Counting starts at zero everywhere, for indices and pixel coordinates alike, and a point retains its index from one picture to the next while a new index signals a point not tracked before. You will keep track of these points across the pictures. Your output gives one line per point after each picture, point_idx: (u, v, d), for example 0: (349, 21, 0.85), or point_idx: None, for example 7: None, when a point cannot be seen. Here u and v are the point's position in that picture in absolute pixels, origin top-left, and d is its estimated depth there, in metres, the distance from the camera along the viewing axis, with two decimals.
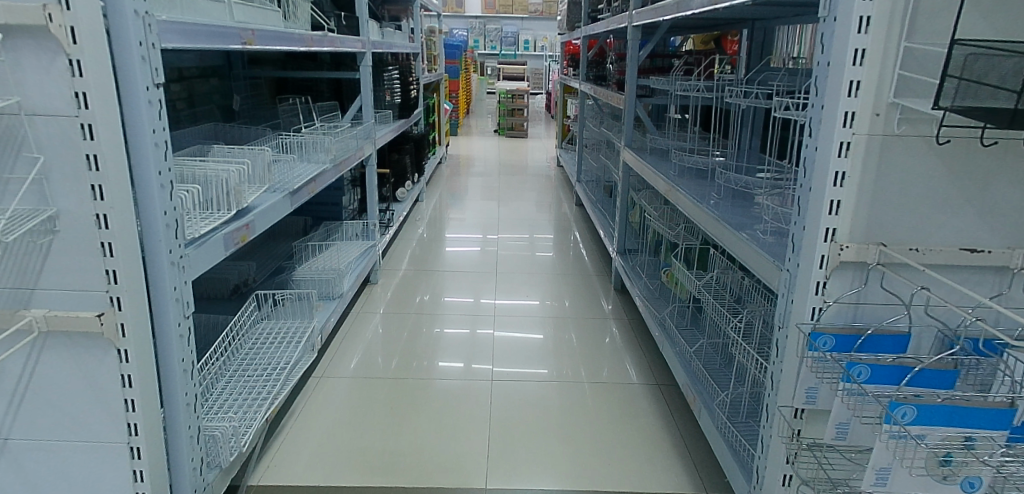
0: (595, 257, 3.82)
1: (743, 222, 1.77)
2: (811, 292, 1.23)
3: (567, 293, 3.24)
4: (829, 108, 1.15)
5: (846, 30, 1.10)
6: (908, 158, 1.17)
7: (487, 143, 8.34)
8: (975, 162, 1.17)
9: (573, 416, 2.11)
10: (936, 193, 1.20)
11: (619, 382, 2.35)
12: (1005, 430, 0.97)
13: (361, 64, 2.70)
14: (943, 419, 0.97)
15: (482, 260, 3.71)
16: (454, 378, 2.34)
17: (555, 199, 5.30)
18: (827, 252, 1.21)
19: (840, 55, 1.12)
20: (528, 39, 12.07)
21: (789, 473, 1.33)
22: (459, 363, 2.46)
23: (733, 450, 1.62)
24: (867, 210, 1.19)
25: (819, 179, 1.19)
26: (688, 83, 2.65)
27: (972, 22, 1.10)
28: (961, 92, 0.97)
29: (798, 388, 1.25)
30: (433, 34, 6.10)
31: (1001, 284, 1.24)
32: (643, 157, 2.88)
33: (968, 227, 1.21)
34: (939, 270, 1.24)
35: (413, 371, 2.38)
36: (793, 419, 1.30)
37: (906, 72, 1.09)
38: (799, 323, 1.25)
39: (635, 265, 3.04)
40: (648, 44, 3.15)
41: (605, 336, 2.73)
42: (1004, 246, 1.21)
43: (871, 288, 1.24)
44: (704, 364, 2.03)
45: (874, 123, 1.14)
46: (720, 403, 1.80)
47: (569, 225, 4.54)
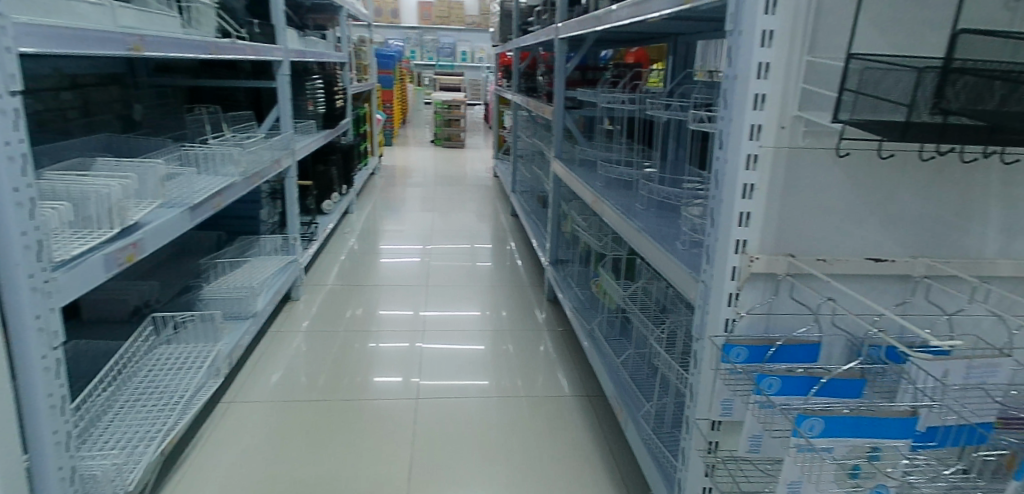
0: (531, 267, 3.81)
1: (665, 233, 1.78)
2: (724, 304, 1.23)
3: (503, 303, 3.21)
4: (736, 120, 1.15)
5: (749, 43, 1.10)
6: (814, 170, 1.19)
7: (424, 154, 8.27)
8: (876, 173, 1.21)
9: (499, 431, 2.07)
10: (843, 205, 1.22)
11: (551, 394, 2.33)
12: (909, 439, 0.98)
13: (279, 73, 2.60)
14: (847, 430, 0.97)
15: (415, 272, 3.64)
16: (391, 398, 2.26)
17: (492, 210, 5.27)
18: (738, 264, 1.21)
19: (746, 68, 1.12)
20: (465, 50, 12.11)
21: (707, 486, 1.33)
22: (396, 378, 2.40)
23: (657, 464, 1.61)
24: (777, 222, 1.21)
25: (728, 191, 1.19)
26: (614, 94, 2.67)
27: (868, 38, 1.12)
28: (860, 106, 0.97)
29: (713, 400, 1.26)
30: (363, 43, 6.03)
31: (904, 292, 1.29)
32: (572, 169, 2.88)
33: (873, 238, 1.25)
34: (848, 279, 1.27)
35: (344, 390, 2.29)
36: (709, 431, 1.29)
37: (808, 86, 1.10)
38: (712, 335, 1.25)
39: (567, 275, 3.04)
40: (575, 56, 3.17)
41: (539, 346, 2.72)
42: (906, 255, 1.26)
43: (783, 300, 1.24)
44: (630, 376, 2.03)
45: (779, 136, 1.15)
46: (645, 414, 1.79)
47: (505, 235, 4.52)
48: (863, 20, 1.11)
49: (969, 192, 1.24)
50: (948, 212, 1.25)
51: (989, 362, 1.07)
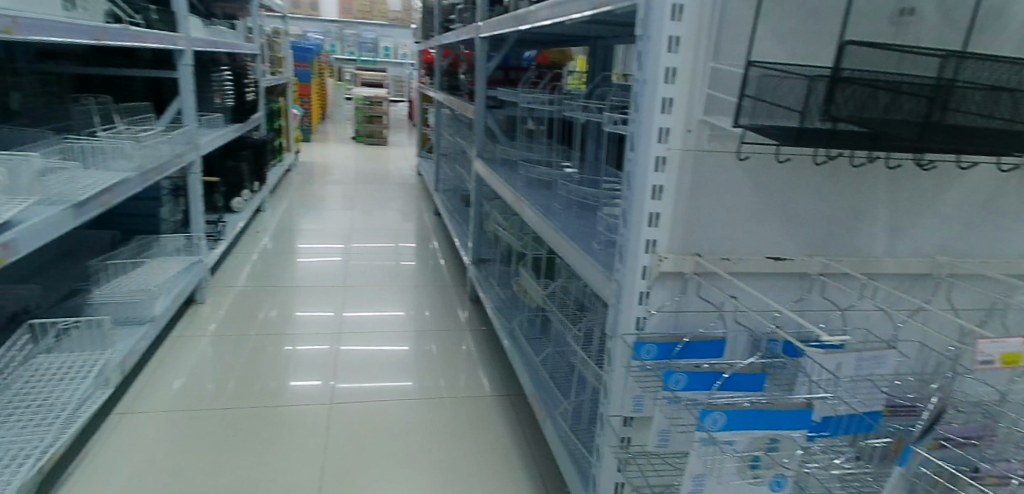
0: (454, 266, 3.79)
1: (582, 233, 1.81)
2: (635, 303, 1.25)
3: (427, 303, 3.17)
4: (646, 123, 1.17)
5: (657, 48, 1.12)
6: (719, 173, 1.23)
7: (346, 150, 8.08)
8: (776, 175, 1.26)
9: (416, 433, 2.04)
10: (747, 207, 1.27)
11: (471, 394, 2.31)
12: (804, 430, 1.01)
13: (180, 63, 2.46)
14: (745, 423, 1.00)
15: (333, 271, 3.54)
16: (310, 403, 2.18)
17: (415, 208, 5.20)
18: (649, 263, 1.23)
19: (654, 72, 1.14)
20: (389, 46, 11.93)
21: (620, 481, 1.34)
22: (314, 381, 2.32)
23: (574, 461, 1.62)
24: (685, 222, 1.24)
25: (639, 193, 1.21)
26: (534, 94, 2.69)
27: (768, 45, 1.17)
28: (759, 112, 1.01)
29: (625, 397, 1.29)
30: (279, 35, 5.83)
31: (802, 290, 1.36)
32: (493, 168, 2.87)
33: (774, 237, 1.30)
34: (752, 277, 1.32)
35: (258, 396, 2.20)
36: (622, 428, 1.31)
37: (712, 91, 1.14)
38: (623, 333, 1.27)
39: (488, 275, 3.03)
40: (497, 55, 3.17)
41: (461, 345, 2.70)
42: (803, 253, 1.33)
43: (690, 298, 1.28)
44: (550, 374, 2.04)
45: (686, 139, 1.18)
46: (563, 412, 1.80)
47: (428, 234, 4.47)
48: (763, 29, 1.16)
49: (859, 194, 1.32)
50: (841, 213, 1.33)
51: (877, 354, 1.14)
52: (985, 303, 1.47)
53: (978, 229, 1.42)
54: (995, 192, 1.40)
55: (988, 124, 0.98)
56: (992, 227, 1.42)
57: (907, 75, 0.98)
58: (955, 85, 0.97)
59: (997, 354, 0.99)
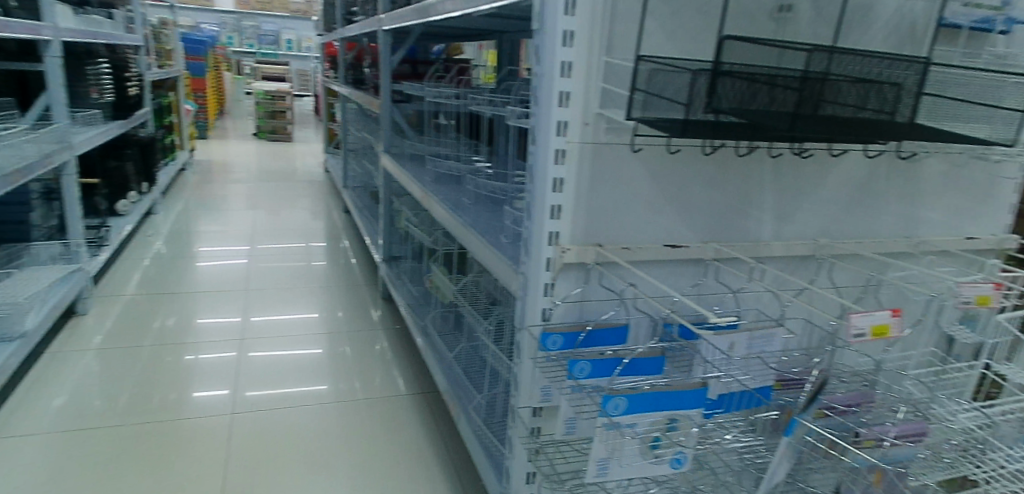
0: (366, 264, 3.70)
1: (489, 227, 1.81)
2: (541, 295, 1.27)
3: (338, 303, 3.09)
4: (545, 117, 1.18)
5: (552, 42, 1.14)
6: (617, 165, 1.26)
7: (247, 147, 7.73)
8: (671, 166, 1.31)
9: (327, 437, 1.99)
10: (644, 196, 1.31)
11: (385, 394, 2.27)
12: (700, 408, 1.05)
13: (47, 55, 2.27)
14: (646, 407, 1.02)
15: (235, 275, 3.38)
16: (214, 414, 2.08)
17: (324, 206, 5.06)
18: (552, 255, 1.25)
19: (550, 66, 1.15)
20: (291, 38, 11.53)
21: (531, 470, 1.35)
22: (218, 392, 2.22)
23: (488, 454, 1.62)
24: (586, 214, 1.27)
25: (540, 185, 1.22)
26: (439, 88, 2.66)
27: (659, 40, 1.21)
28: (649, 104, 1.02)
29: (533, 388, 1.30)
30: (166, 26, 5.50)
31: (699, 275, 1.43)
32: (401, 164, 2.83)
33: (671, 226, 1.36)
34: (651, 264, 1.37)
35: (155, 410, 2.08)
36: (532, 419, 1.33)
37: (607, 85, 1.16)
38: (530, 324, 1.28)
39: (400, 272, 2.98)
40: (401, 48, 3.12)
41: (375, 345, 2.65)
42: (699, 240, 1.39)
43: (593, 287, 1.31)
44: (463, 370, 2.02)
45: (584, 132, 1.20)
46: (476, 406, 1.79)
47: (338, 232, 4.35)
48: (652, 25, 1.20)
49: (747, 183, 1.40)
50: (731, 201, 1.40)
51: (766, 333, 1.20)
52: (861, 280, 1.60)
53: (854, 213, 1.54)
54: (867, 178, 1.51)
55: (855, 115, 1.06)
56: (865, 210, 1.54)
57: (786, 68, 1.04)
58: (827, 78, 1.04)
59: (868, 327, 1.07)
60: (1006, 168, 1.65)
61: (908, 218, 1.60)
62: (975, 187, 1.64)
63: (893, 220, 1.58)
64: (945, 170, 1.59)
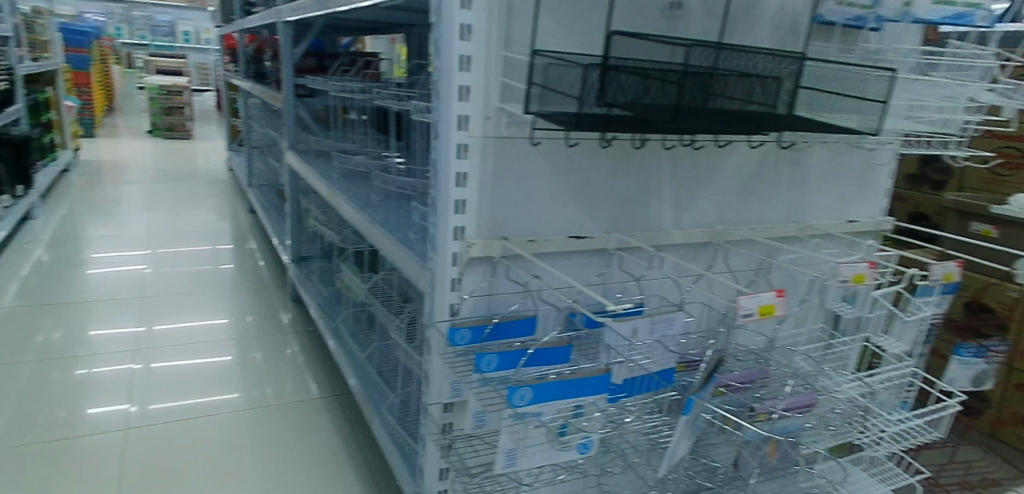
0: (274, 265, 3.57)
1: (397, 223, 1.78)
2: (448, 290, 1.26)
3: (245, 307, 2.96)
4: (445, 111, 1.17)
5: (450, 36, 1.13)
6: (520, 158, 1.27)
7: (142, 145, 7.28)
8: (572, 159, 1.34)
9: (234, 447, 1.92)
10: (547, 189, 1.33)
11: (296, 399, 2.21)
12: (604, 393, 1.08)
13: None
14: (552, 395, 1.03)
15: (130, 282, 3.18)
16: (108, 431, 1.96)
17: (228, 206, 4.83)
18: (458, 250, 1.25)
19: (448, 59, 1.14)
20: (188, 30, 11.12)
21: (444, 467, 1.36)
22: (113, 406, 2.08)
23: (402, 453, 1.60)
24: (490, 208, 1.27)
25: (443, 180, 1.21)
26: (344, 82, 2.59)
27: (556, 35, 1.23)
28: (547, 99, 1.05)
29: (443, 384, 1.30)
30: (42, 16, 5.09)
31: (604, 264, 1.47)
32: (306, 161, 2.74)
33: (575, 217, 1.39)
34: (557, 256, 1.39)
35: (41, 431, 1.93)
36: (442, 415, 1.32)
37: (506, 79, 1.17)
38: (438, 320, 1.27)
39: (310, 272, 2.90)
40: (303, 41, 3.02)
41: (286, 349, 2.56)
42: (602, 230, 1.43)
43: (500, 280, 1.32)
44: (376, 369, 1.99)
45: (486, 126, 1.20)
46: (390, 405, 1.77)
47: (244, 233, 4.17)
48: (549, 19, 1.21)
49: (647, 174, 1.45)
50: (631, 192, 1.44)
51: (667, 317, 1.24)
52: (754, 264, 1.69)
53: (746, 200, 1.62)
54: (758, 167, 1.60)
55: (741, 106, 1.12)
56: (757, 198, 1.63)
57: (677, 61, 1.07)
58: (715, 72, 1.09)
59: (755, 307, 1.14)
60: (880, 156, 1.79)
61: (796, 204, 1.71)
62: (853, 173, 1.77)
63: (781, 206, 1.68)
64: (827, 158, 1.70)
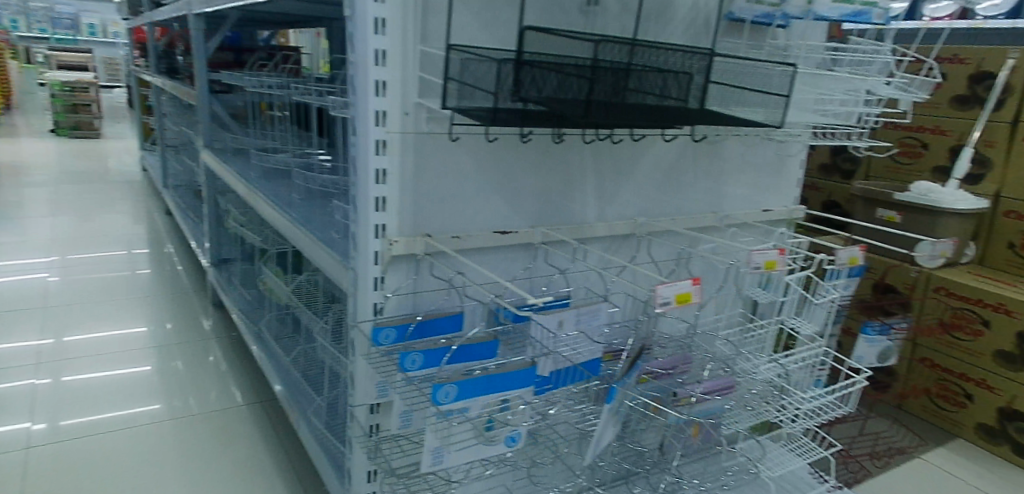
0: (194, 269, 3.42)
1: (319, 222, 1.74)
2: (371, 289, 1.24)
3: (162, 314, 2.83)
4: (361, 106, 1.15)
5: (364, 29, 1.10)
6: (440, 154, 1.26)
7: (44, 145, 6.83)
8: (494, 153, 1.34)
9: (151, 462, 1.83)
10: (470, 185, 1.33)
11: (219, 407, 2.12)
12: (530, 386, 1.09)
13: None
14: (476, 390, 1.04)
15: (33, 291, 2.98)
16: (10, 452, 1.83)
17: (143, 208, 4.60)
18: (380, 248, 1.23)
19: (363, 54, 1.12)
20: (94, 24, 10.86)
21: (372, 468, 1.34)
22: (16, 425, 1.95)
23: (330, 457, 1.57)
24: (412, 205, 1.26)
25: (362, 177, 1.19)
26: (261, 77, 2.51)
27: (474, 30, 1.23)
28: (464, 94, 1.06)
29: (368, 385, 1.28)
30: None
31: (530, 259, 1.48)
32: (223, 160, 2.64)
33: (500, 212, 1.39)
34: (483, 252, 1.39)
35: None
36: (369, 416, 1.30)
37: (424, 74, 1.16)
38: (361, 320, 1.26)
39: (231, 275, 2.79)
40: (217, 34, 2.90)
41: (208, 356, 2.47)
42: (527, 225, 1.44)
43: (424, 277, 1.31)
44: (302, 373, 1.94)
45: (405, 122, 1.19)
46: (316, 409, 1.73)
47: (160, 236, 3.98)
48: (466, 14, 1.21)
49: (569, 168, 1.47)
50: (555, 186, 1.46)
51: (592, 308, 1.27)
52: (675, 254, 1.74)
53: (667, 192, 1.66)
54: (678, 160, 1.65)
55: (656, 102, 1.15)
56: (677, 189, 1.68)
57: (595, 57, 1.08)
58: (631, 68, 1.11)
59: (672, 295, 1.17)
60: (791, 147, 1.87)
61: (714, 195, 1.77)
62: (766, 164, 1.84)
63: (700, 196, 1.74)
64: (743, 150, 1.77)
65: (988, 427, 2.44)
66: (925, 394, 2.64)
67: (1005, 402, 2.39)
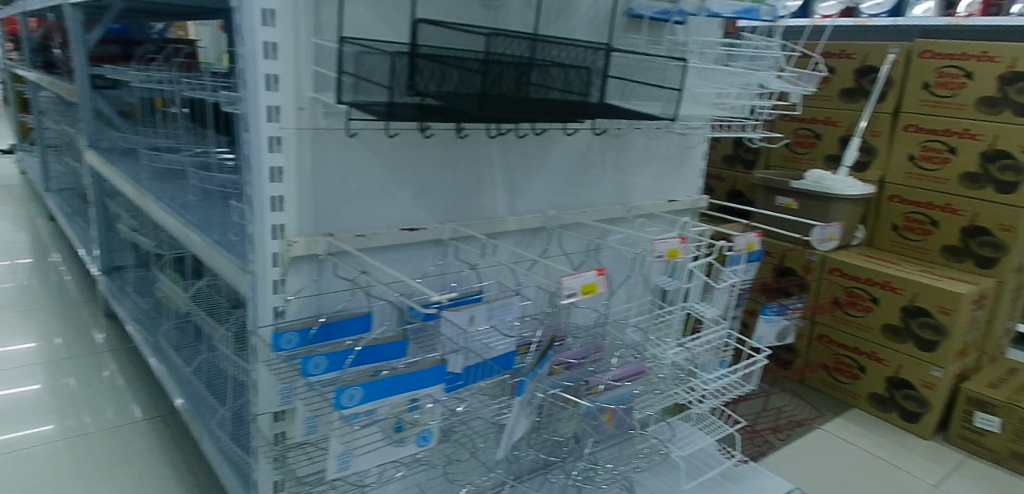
0: (83, 278, 3.18)
1: (217, 224, 1.66)
2: (271, 293, 1.20)
3: (47, 328, 2.62)
4: (252, 102, 1.10)
5: (251, 21, 1.05)
6: (340, 150, 1.23)
7: None
8: (399, 149, 1.31)
9: (35, 488, 1.69)
10: (373, 181, 1.30)
11: (114, 425, 1.99)
12: (440, 384, 1.08)
13: None
14: (382, 392, 1.02)
15: None
16: None
17: (22, 214, 4.24)
18: (278, 249, 1.18)
19: (251, 47, 1.07)
20: None
21: (280, 478, 1.29)
22: None
23: (235, 469, 1.50)
24: (312, 203, 1.21)
25: (256, 176, 1.14)
26: (149, 71, 2.36)
27: (371, 22, 1.20)
28: (360, 89, 1.03)
29: (271, 392, 1.24)
30: None
31: (440, 255, 1.47)
32: (110, 160, 2.47)
33: (406, 208, 1.37)
34: (390, 249, 1.37)
35: None
36: (273, 425, 1.26)
37: (319, 69, 1.13)
38: (261, 326, 1.20)
39: (125, 283, 2.62)
40: (99, 25, 2.71)
41: (101, 370, 2.30)
42: (436, 221, 1.43)
43: (328, 278, 1.27)
44: (205, 383, 1.84)
45: (300, 117, 1.14)
46: (221, 419, 1.65)
47: (43, 245, 3.68)
48: (363, 7, 1.18)
49: (478, 163, 1.46)
50: (464, 181, 1.45)
51: (503, 302, 1.28)
52: (585, 245, 1.77)
53: (576, 185, 1.69)
54: (586, 153, 1.68)
55: (560, 96, 1.17)
56: (586, 182, 1.71)
57: (500, 53, 1.08)
58: (534, 63, 1.12)
59: (578, 286, 1.19)
60: (693, 139, 1.95)
61: (622, 187, 1.81)
62: (671, 155, 1.91)
63: (609, 189, 1.78)
64: (647, 143, 1.82)
65: (880, 396, 2.63)
66: (822, 369, 2.82)
67: (893, 372, 2.59)
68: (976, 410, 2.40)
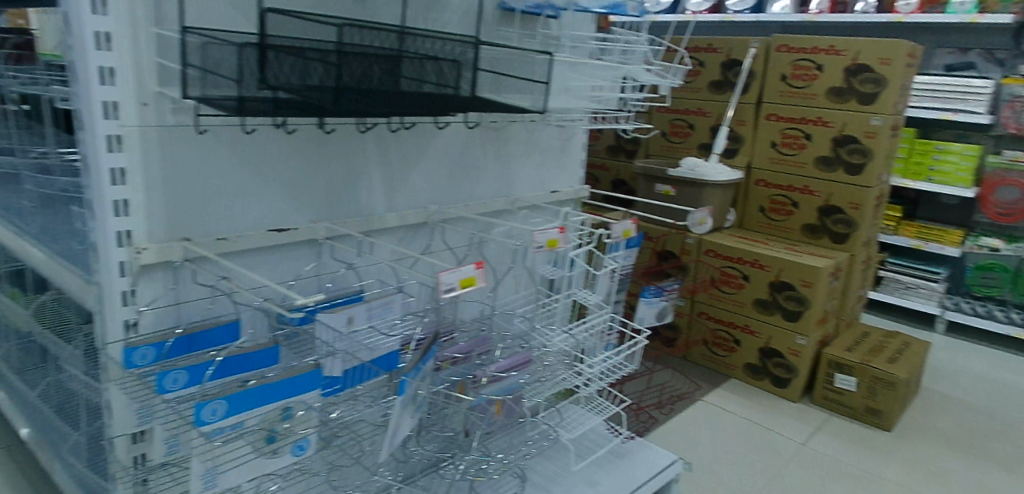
0: None
1: (58, 233, 1.51)
2: (118, 305, 1.11)
3: None
4: (84, 97, 1.00)
5: (78, 9, 0.96)
6: (192, 148, 1.14)
7: None
8: (260, 146, 1.24)
9: None
10: (233, 181, 1.22)
11: None
12: (315, 389, 1.04)
13: None
14: (247, 403, 0.96)
15: None
16: None
17: None
18: (125, 258, 1.09)
19: (79, 37, 0.97)
20: None
21: None
22: None
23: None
24: (163, 207, 1.12)
25: (94, 179, 1.04)
26: None
27: (219, 11, 1.13)
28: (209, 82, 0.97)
29: (127, 412, 1.15)
30: None
31: (313, 255, 1.41)
32: None
33: (273, 209, 1.30)
34: (257, 252, 1.30)
35: None
36: (132, 447, 1.17)
37: (163, 61, 1.04)
38: (110, 342, 1.11)
39: None
40: None
41: None
42: (308, 221, 1.37)
43: (186, 286, 1.19)
44: (54, 407, 1.67)
45: (144, 113, 1.05)
46: (75, 445, 1.51)
47: None
48: None
49: (349, 158, 1.41)
50: (336, 178, 1.40)
51: (383, 302, 1.28)
52: (468, 239, 1.77)
53: (456, 178, 1.68)
54: (464, 147, 1.67)
55: (433, 88, 1.15)
56: (466, 176, 1.70)
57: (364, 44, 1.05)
58: (401, 55, 1.10)
59: (456, 280, 1.18)
60: (572, 130, 1.99)
61: (504, 179, 1.82)
62: (551, 147, 1.94)
63: (490, 181, 1.78)
64: (526, 134, 1.84)
65: (753, 366, 2.83)
66: (703, 343, 2.99)
67: (763, 343, 2.79)
68: (836, 372, 2.63)
